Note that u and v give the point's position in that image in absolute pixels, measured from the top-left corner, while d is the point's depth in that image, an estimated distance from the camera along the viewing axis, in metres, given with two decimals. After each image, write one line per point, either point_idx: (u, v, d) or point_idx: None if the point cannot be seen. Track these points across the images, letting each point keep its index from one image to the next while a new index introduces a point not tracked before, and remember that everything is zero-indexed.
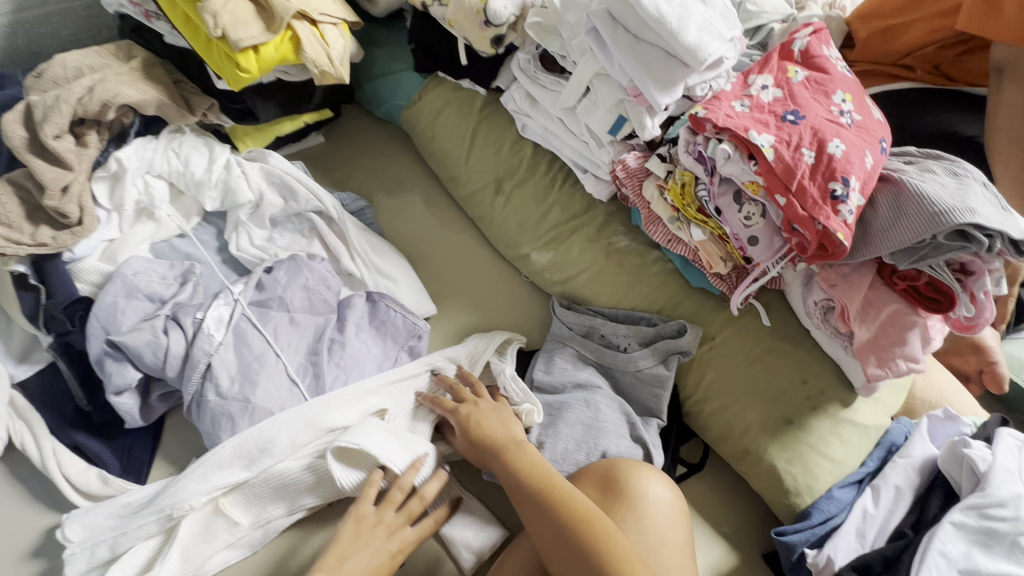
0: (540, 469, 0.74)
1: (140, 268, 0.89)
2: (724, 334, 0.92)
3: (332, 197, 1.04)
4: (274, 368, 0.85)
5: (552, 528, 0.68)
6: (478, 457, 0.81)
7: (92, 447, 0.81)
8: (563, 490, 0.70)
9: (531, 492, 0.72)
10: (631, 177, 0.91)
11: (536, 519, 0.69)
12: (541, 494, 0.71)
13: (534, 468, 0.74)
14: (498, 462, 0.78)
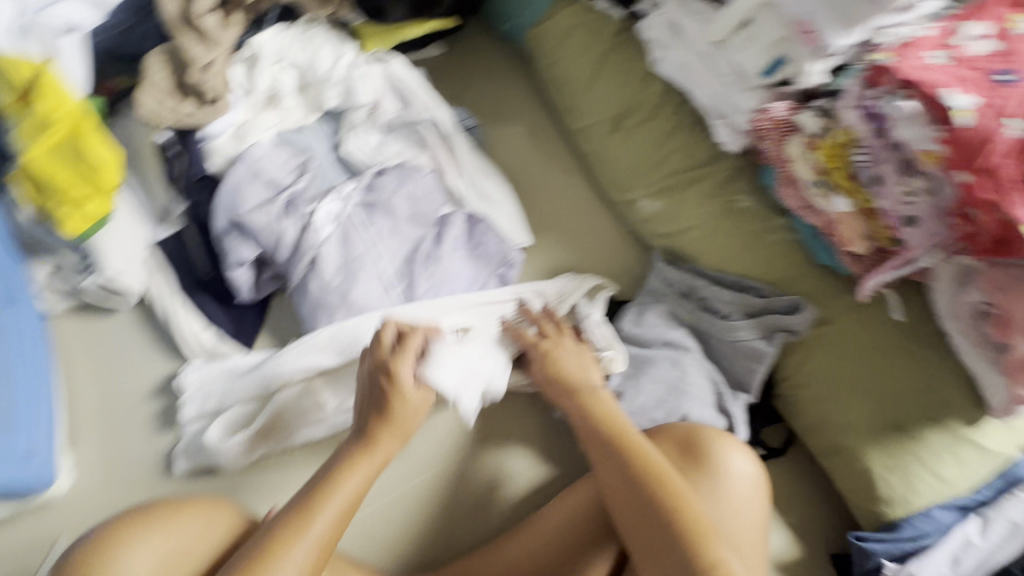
0: (614, 417, 0.71)
1: (265, 153, 0.93)
2: (844, 320, 0.83)
3: (447, 112, 1.03)
4: (373, 270, 0.88)
5: (621, 474, 0.65)
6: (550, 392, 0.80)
7: (208, 311, 0.89)
8: (638, 440, 0.68)
9: (602, 436, 0.69)
10: (775, 129, 0.79)
11: (604, 464, 0.67)
12: (613, 440, 0.68)
13: (607, 414, 0.72)
14: (572, 402, 0.76)
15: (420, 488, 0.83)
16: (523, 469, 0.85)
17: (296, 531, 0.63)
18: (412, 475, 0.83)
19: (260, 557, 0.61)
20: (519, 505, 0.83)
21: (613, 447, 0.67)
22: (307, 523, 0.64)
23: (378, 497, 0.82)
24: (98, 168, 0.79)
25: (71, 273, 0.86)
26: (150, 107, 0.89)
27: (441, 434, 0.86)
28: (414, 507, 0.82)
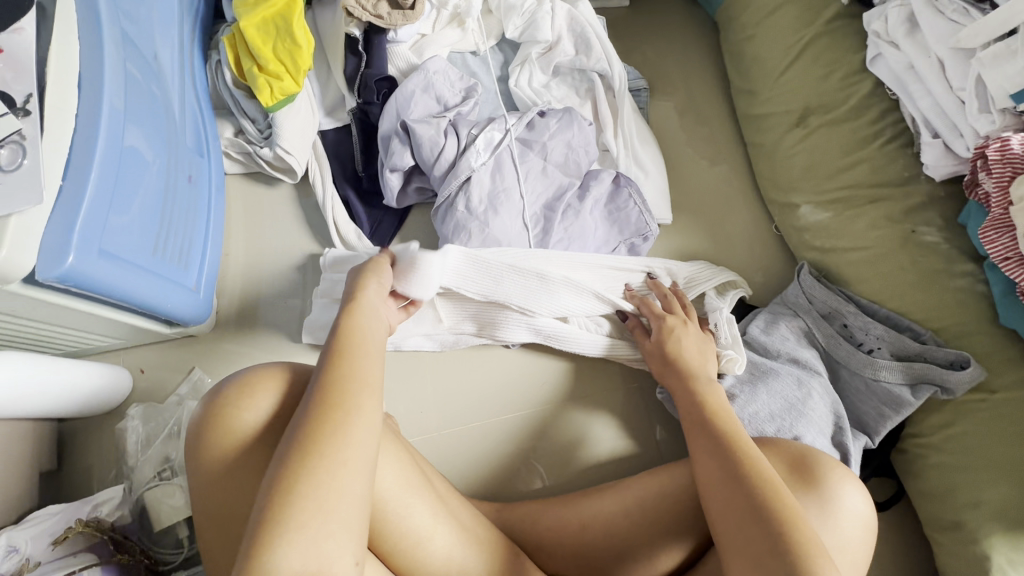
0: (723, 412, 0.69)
1: (440, 69, 0.94)
2: (1011, 393, 0.73)
3: (621, 66, 0.98)
4: (516, 206, 0.88)
5: (723, 467, 0.62)
6: (660, 370, 0.79)
7: (355, 206, 0.94)
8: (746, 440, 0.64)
9: (709, 428, 0.67)
10: (1004, 164, 0.69)
11: (707, 453, 0.64)
12: (721, 434, 0.65)
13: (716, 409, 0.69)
14: (682, 387, 0.74)
15: (507, 424, 0.85)
16: (608, 438, 0.85)
17: (345, 389, 0.51)
18: (503, 410, 0.86)
19: (328, 411, 0.49)
20: (596, 470, 0.83)
21: (719, 440, 0.64)
22: (349, 386, 0.51)
23: (467, 421, 0.85)
24: (298, 47, 0.86)
25: (249, 139, 0.93)
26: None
27: (537, 381, 0.88)
28: (497, 441, 0.84)
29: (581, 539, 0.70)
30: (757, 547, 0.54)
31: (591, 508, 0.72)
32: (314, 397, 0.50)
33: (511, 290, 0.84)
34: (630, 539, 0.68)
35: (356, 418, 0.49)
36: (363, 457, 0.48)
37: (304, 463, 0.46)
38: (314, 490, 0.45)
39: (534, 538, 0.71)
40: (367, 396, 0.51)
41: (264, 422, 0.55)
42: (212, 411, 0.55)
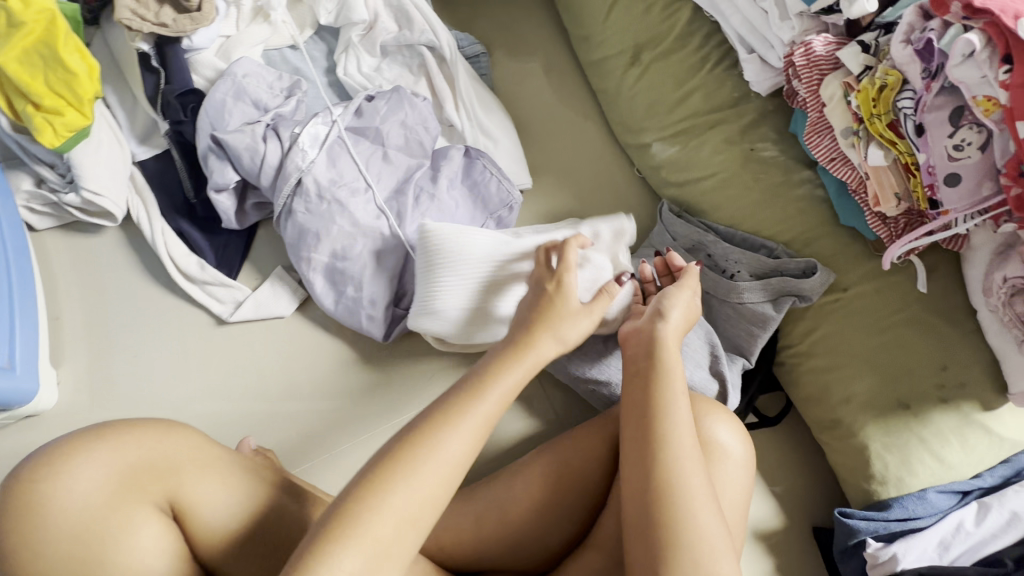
0: (667, 384, 0.62)
1: (251, 70, 0.86)
2: (860, 289, 0.76)
3: (449, 34, 0.93)
4: (362, 199, 0.83)
5: (645, 462, 0.57)
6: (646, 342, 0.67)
7: (193, 237, 0.86)
8: (681, 429, 0.59)
9: (645, 409, 0.61)
10: (811, 68, 0.70)
11: (634, 441, 0.59)
12: (652, 418, 0.60)
13: (664, 380, 0.62)
14: (637, 359, 0.65)
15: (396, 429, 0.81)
16: (504, 421, 0.83)
17: (450, 426, 0.50)
18: (396, 413, 0.82)
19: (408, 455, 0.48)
20: (498, 453, 0.81)
21: (646, 432, 0.59)
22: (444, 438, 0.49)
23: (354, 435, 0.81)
24: (76, 77, 0.77)
25: (52, 187, 0.84)
26: (123, 10, 0.80)
27: (421, 377, 0.84)
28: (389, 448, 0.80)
29: (477, 537, 0.67)
30: (656, 545, 0.53)
31: (483, 502, 0.69)
32: (444, 405, 0.52)
33: (375, 289, 0.81)
34: (525, 528, 0.67)
35: (446, 444, 0.49)
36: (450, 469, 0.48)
37: (384, 483, 0.46)
38: (397, 498, 0.46)
39: (435, 542, 0.68)
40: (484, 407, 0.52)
41: (86, 503, 0.48)
42: (19, 497, 0.47)
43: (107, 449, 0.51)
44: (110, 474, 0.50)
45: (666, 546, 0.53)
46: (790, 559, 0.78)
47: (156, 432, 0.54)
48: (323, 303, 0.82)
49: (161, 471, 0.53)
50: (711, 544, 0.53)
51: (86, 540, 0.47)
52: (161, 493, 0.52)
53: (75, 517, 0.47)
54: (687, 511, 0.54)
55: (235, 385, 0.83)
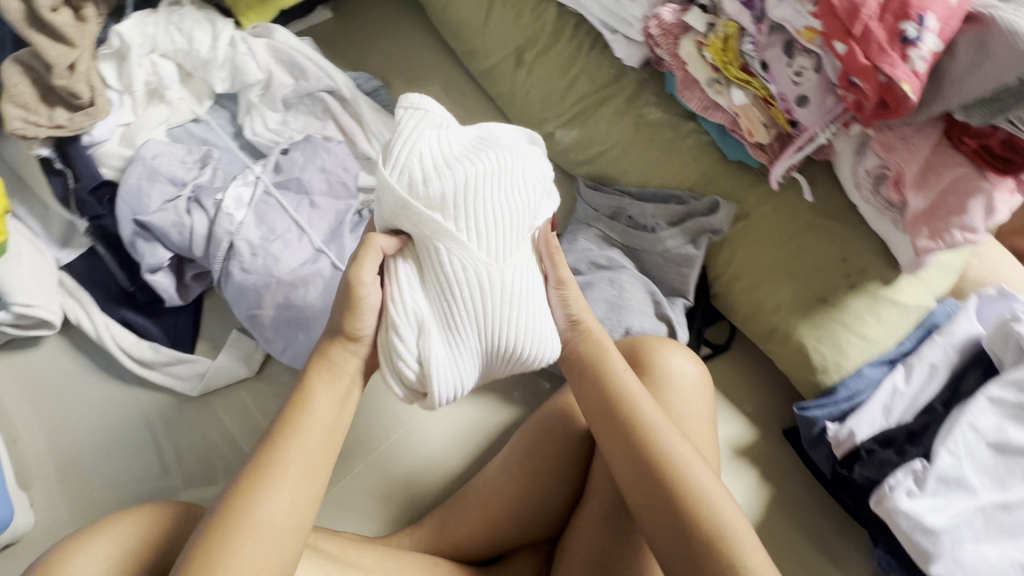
0: (614, 370, 0.64)
1: (159, 150, 0.87)
2: (760, 211, 0.86)
3: (344, 76, 0.98)
4: (297, 248, 0.86)
5: (622, 442, 0.60)
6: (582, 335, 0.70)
7: (139, 322, 0.87)
8: (643, 403, 0.62)
9: (602, 399, 0.63)
10: (666, 35, 0.80)
11: (604, 429, 0.62)
12: (613, 404, 0.62)
13: (605, 367, 0.64)
14: (576, 354, 0.67)
15: (393, 450, 0.84)
16: (486, 416, 0.88)
17: (266, 470, 0.49)
18: (389, 433, 0.85)
19: (218, 526, 0.46)
20: (489, 446, 0.86)
21: (614, 418, 0.61)
22: (254, 491, 0.48)
23: (350, 467, 0.83)
24: None
25: None
26: (16, 122, 0.81)
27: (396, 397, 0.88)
28: (389, 471, 0.83)
29: (488, 524, 0.72)
30: (673, 516, 0.55)
31: (484, 491, 0.75)
32: (263, 444, 0.51)
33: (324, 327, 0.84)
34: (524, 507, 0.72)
35: (281, 456, 0.50)
36: (275, 529, 0.47)
37: (209, 553, 0.45)
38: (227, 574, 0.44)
39: (449, 541, 0.73)
40: (297, 450, 0.51)
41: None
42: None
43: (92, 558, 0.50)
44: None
45: (672, 509, 0.55)
46: (770, 463, 0.86)
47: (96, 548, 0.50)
48: (278, 353, 0.85)
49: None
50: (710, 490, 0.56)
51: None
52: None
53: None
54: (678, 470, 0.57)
55: (216, 457, 0.82)
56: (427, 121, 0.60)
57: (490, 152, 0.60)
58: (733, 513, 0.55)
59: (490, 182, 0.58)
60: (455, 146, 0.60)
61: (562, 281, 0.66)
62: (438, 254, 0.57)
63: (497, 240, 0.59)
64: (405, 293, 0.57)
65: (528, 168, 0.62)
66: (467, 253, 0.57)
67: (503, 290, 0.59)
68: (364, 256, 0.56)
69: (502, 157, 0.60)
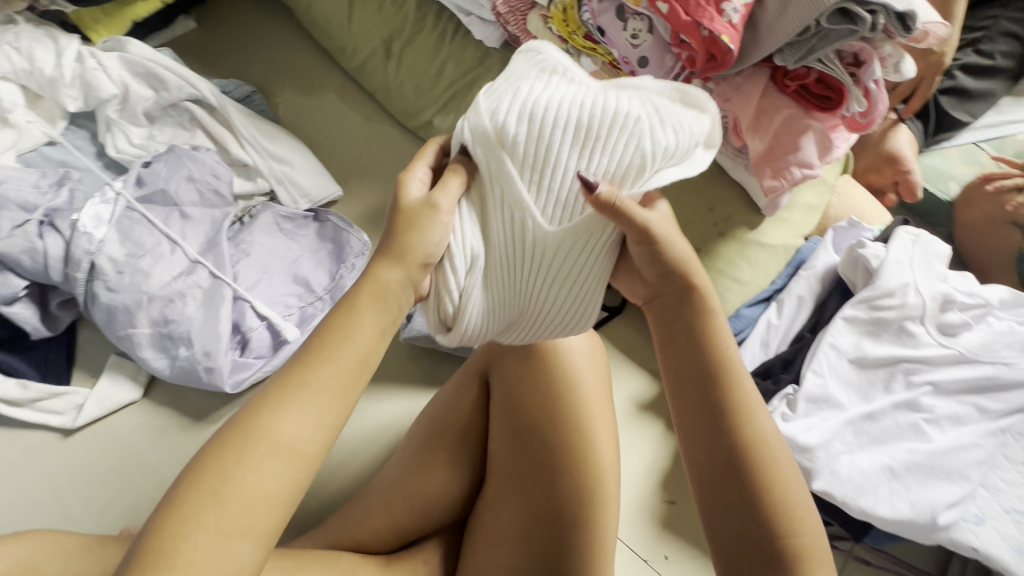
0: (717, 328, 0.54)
1: (7, 176, 0.83)
2: None
3: (209, 84, 0.96)
4: (170, 261, 0.83)
5: (705, 392, 0.52)
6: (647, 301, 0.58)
7: (2, 360, 0.81)
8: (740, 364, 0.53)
9: (698, 343, 0.53)
10: (513, 12, 0.83)
11: (689, 376, 0.53)
12: (710, 352, 0.53)
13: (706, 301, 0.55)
14: (672, 302, 0.56)
15: None
16: (392, 407, 0.87)
17: (302, 377, 0.42)
18: None
19: (236, 435, 0.39)
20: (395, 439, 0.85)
21: (707, 369, 0.52)
22: (290, 397, 0.41)
23: None
24: None
25: None
26: None
27: None
28: None
29: (393, 522, 0.69)
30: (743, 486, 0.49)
31: (388, 481, 0.71)
32: (308, 345, 0.44)
33: (205, 339, 0.81)
34: (436, 495, 0.70)
35: (326, 362, 0.43)
36: (291, 456, 0.40)
37: (222, 464, 0.39)
38: (242, 483, 0.38)
39: (352, 538, 0.69)
40: (336, 363, 0.43)
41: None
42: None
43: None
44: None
45: (750, 481, 0.48)
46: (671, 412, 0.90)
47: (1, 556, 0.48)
48: (158, 372, 0.81)
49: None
50: (786, 471, 0.49)
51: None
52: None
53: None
54: (768, 446, 0.50)
55: (101, 488, 0.78)
56: (540, 63, 0.53)
57: (598, 101, 0.51)
58: (804, 498, 0.49)
59: (576, 148, 0.51)
60: (562, 87, 0.52)
61: (648, 235, 0.52)
62: (501, 200, 0.52)
63: (564, 202, 0.53)
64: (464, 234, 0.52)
65: (662, 138, 0.51)
66: (530, 211, 0.52)
67: (554, 252, 0.54)
68: (447, 181, 0.51)
69: (626, 117, 0.51)
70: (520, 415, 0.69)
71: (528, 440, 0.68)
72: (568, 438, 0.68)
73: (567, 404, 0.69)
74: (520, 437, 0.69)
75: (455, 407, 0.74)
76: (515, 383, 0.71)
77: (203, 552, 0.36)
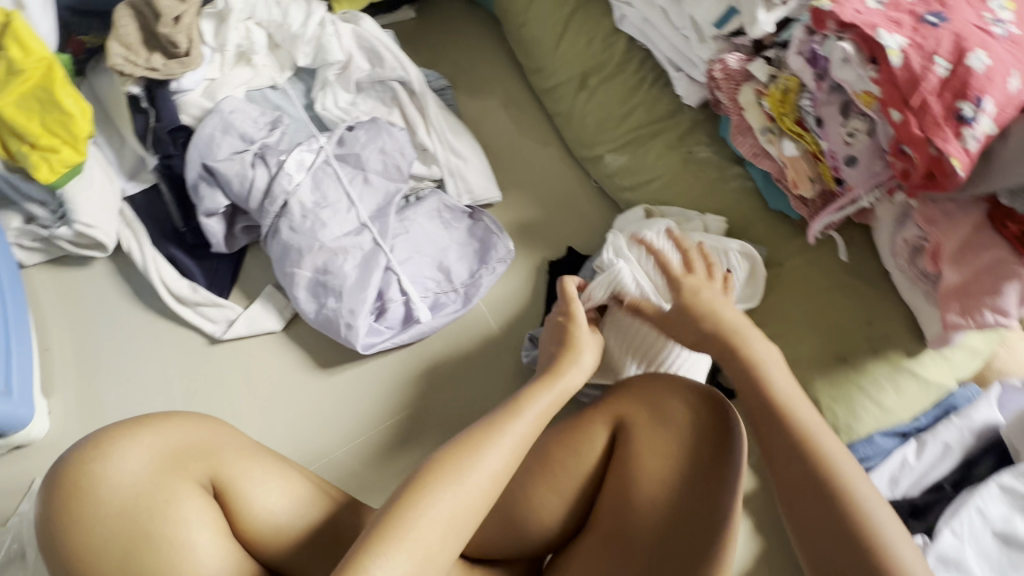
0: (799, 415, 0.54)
1: (237, 107, 0.93)
2: (793, 263, 0.88)
3: (418, 71, 1.04)
4: (344, 218, 0.90)
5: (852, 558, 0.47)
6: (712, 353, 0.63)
7: (182, 260, 0.91)
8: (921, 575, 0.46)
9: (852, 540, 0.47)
10: (728, 80, 0.84)
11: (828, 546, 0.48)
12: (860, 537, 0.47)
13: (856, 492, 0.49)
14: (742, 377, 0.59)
15: (393, 434, 0.86)
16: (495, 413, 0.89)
17: (491, 430, 0.55)
18: (387, 418, 0.87)
19: (450, 457, 0.52)
20: None
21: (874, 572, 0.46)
22: (486, 434, 0.55)
23: (348, 440, 0.85)
24: (70, 116, 0.82)
25: (42, 224, 0.87)
26: (117, 58, 0.88)
27: (397, 390, 0.89)
28: (387, 449, 0.85)
29: (485, 538, 0.66)
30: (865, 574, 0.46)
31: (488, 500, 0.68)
32: (493, 412, 0.58)
33: (352, 299, 0.87)
34: (536, 530, 0.65)
35: (509, 428, 0.56)
36: (482, 490, 0.52)
37: (430, 480, 0.51)
38: (440, 500, 0.50)
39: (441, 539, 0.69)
40: (518, 426, 0.56)
41: (134, 483, 0.53)
42: (70, 482, 0.52)
43: (152, 434, 0.56)
44: (154, 456, 0.54)
45: None
46: (763, 512, 0.87)
47: (193, 420, 0.58)
48: (304, 312, 0.88)
49: (200, 452, 0.57)
50: None
51: (134, 527, 0.51)
52: (201, 470, 0.56)
53: (121, 503, 0.52)
54: None
55: (231, 400, 0.86)
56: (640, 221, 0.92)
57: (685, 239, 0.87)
58: None
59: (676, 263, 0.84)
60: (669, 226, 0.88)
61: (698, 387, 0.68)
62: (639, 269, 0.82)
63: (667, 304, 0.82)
64: (625, 280, 0.77)
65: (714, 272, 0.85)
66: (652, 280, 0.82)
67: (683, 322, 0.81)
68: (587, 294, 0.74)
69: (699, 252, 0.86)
70: (641, 486, 0.62)
71: (645, 515, 0.61)
72: (686, 529, 0.60)
73: (696, 482, 0.62)
74: (635, 509, 0.62)
75: (575, 450, 0.66)
76: (645, 451, 0.64)
77: (427, 532, 0.48)
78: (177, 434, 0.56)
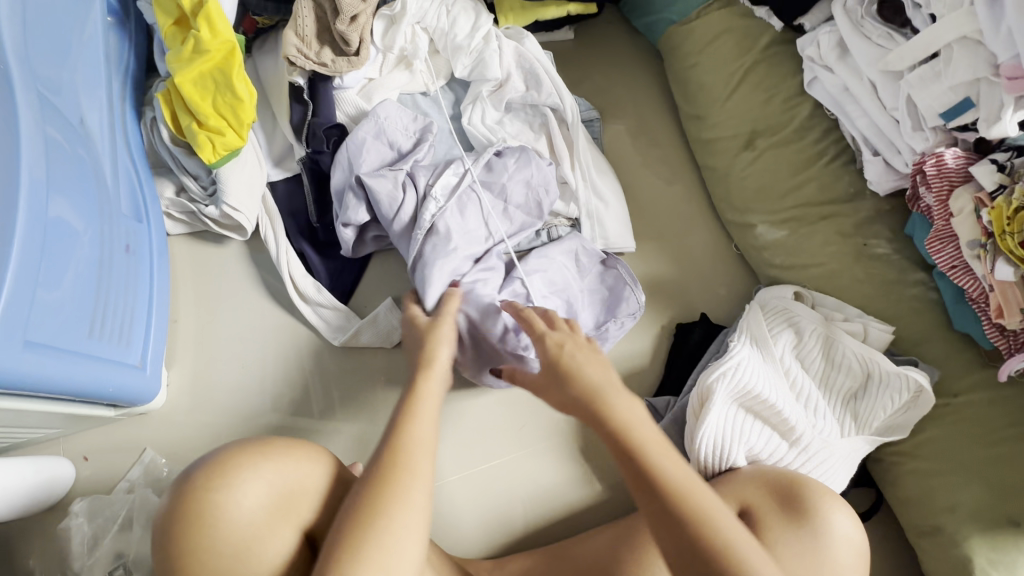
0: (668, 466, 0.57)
1: (392, 113, 0.91)
2: (971, 396, 0.77)
3: (572, 100, 0.98)
4: (475, 247, 0.87)
5: None
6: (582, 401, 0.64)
7: (311, 258, 0.90)
8: None
9: None
10: (942, 178, 0.73)
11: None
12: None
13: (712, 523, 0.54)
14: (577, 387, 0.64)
15: (494, 471, 0.84)
16: (591, 480, 0.85)
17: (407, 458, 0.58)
18: (494, 455, 0.85)
19: (383, 483, 0.55)
20: (579, 513, 0.83)
21: None
22: (409, 452, 0.58)
23: (453, 472, 0.83)
24: (239, 100, 0.82)
25: (193, 198, 0.88)
26: (291, 48, 0.88)
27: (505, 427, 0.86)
28: (491, 487, 0.83)
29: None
30: None
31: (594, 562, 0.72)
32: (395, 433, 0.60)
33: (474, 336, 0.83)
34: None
35: (415, 446, 0.59)
36: (408, 523, 0.54)
37: (372, 510, 0.54)
38: (386, 528, 0.53)
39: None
40: (425, 446, 0.59)
41: (250, 521, 0.53)
42: (189, 506, 0.52)
43: (268, 468, 0.55)
44: (269, 495, 0.54)
45: None
46: None
47: (309, 456, 0.58)
48: None
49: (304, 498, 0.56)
50: None
51: (242, 567, 0.51)
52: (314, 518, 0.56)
53: (234, 540, 0.51)
54: None
55: (330, 407, 0.85)
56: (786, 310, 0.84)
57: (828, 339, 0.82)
58: None
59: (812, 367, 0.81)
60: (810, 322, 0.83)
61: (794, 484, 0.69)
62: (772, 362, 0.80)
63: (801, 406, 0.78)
64: (747, 373, 0.78)
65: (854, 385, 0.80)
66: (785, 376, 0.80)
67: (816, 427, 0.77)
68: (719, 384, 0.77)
69: (845, 359, 0.80)
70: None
71: None
72: None
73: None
74: None
75: None
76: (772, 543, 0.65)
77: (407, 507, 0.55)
78: (294, 472, 0.57)
